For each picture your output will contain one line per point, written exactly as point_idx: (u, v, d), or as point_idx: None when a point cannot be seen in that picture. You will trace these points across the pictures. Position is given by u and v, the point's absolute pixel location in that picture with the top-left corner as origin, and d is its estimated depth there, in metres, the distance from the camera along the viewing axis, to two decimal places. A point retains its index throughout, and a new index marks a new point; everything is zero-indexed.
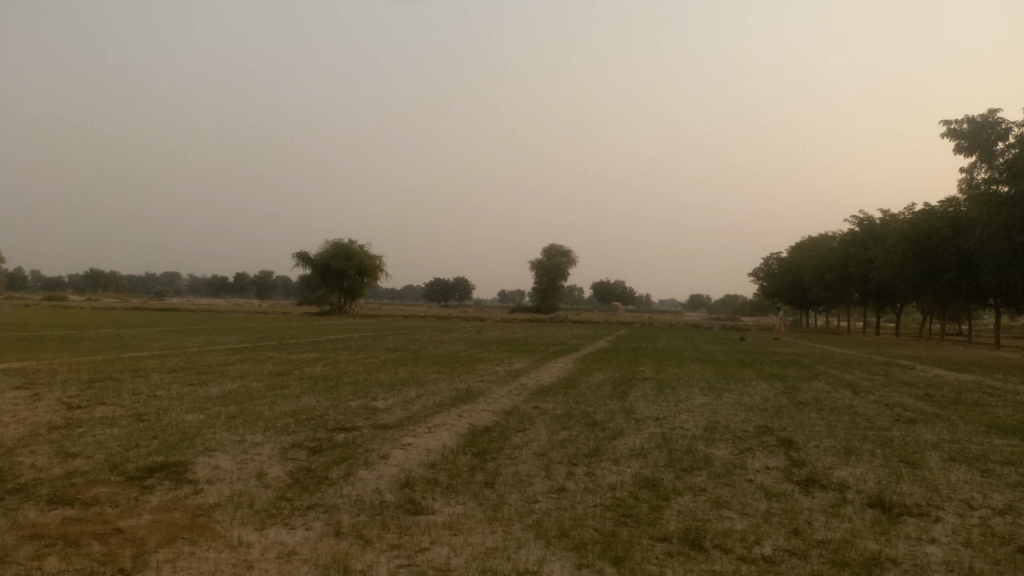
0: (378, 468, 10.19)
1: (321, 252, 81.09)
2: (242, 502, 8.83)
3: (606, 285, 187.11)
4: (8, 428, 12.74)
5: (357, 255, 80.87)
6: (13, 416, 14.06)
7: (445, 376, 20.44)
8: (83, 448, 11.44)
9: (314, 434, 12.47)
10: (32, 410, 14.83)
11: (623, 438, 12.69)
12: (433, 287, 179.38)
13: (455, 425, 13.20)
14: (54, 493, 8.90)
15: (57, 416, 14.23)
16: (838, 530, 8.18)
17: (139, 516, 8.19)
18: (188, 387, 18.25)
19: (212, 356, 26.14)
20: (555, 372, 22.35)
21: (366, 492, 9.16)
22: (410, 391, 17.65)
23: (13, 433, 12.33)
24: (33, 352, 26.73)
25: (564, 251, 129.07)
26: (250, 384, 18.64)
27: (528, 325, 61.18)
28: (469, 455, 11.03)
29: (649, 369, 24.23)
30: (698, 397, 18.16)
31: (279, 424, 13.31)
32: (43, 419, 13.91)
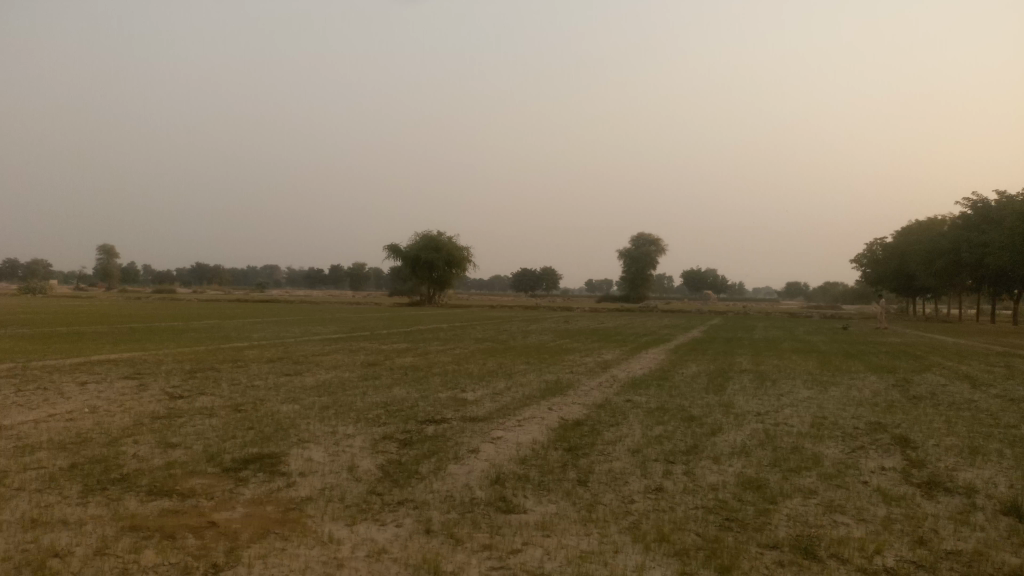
0: (468, 463, 9.95)
1: (410, 244, 82.29)
2: (333, 496, 8.74)
3: (696, 273, 182.98)
4: (115, 418, 13.19)
5: (445, 246, 81.64)
6: (120, 406, 14.59)
7: (534, 367, 20.14)
8: (183, 438, 11.69)
9: (404, 426, 12.37)
10: (138, 400, 15.36)
11: (722, 435, 12.05)
12: (521, 278, 179.61)
13: (546, 419, 12.85)
14: (154, 484, 9.06)
15: (160, 406, 14.68)
16: (969, 541, 7.41)
17: (234, 509, 8.22)
18: (283, 378, 18.58)
19: (306, 347, 26.68)
20: (647, 363, 21.71)
21: (456, 488, 8.92)
22: (499, 383, 17.42)
23: (119, 424, 12.75)
24: (141, 343, 27.97)
25: (653, 240, 126.82)
26: (342, 375, 18.85)
27: (617, 314, 60.26)
28: (561, 450, 10.66)
29: (746, 360, 23.24)
30: (801, 390, 17.21)
31: (369, 416, 13.29)
32: (148, 409, 14.36)
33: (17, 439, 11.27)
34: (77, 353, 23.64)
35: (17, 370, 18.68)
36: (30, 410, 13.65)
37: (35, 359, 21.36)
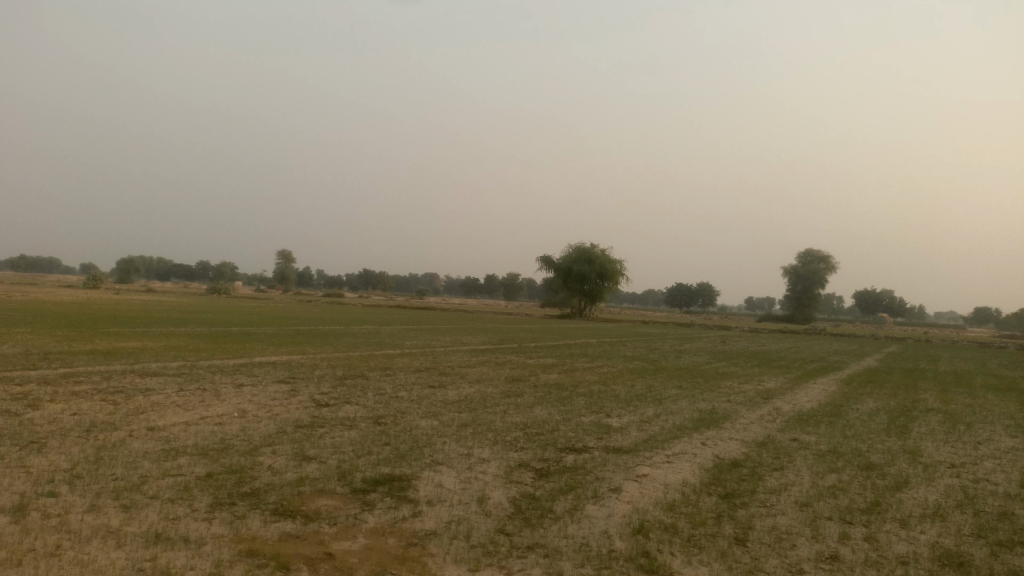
0: (608, 505, 8.93)
1: (563, 255, 81.96)
2: (459, 532, 7.99)
3: (869, 294, 170.25)
4: (259, 425, 13.23)
5: (599, 258, 80.61)
6: (267, 411, 14.73)
7: (687, 393, 18.67)
8: (320, 450, 11.43)
9: (543, 453, 11.52)
10: (285, 406, 15.48)
11: (909, 491, 10.28)
12: (677, 293, 175.04)
13: (698, 456, 11.56)
14: (281, 502, 8.74)
15: (305, 413, 14.72)
16: None
17: (354, 539, 7.69)
18: (427, 389, 18.24)
19: (454, 357, 26.54)
20: (815, 394, 19.66)
21: (593, 535, 7.92)
22: (648, 409, 16.17)
23: (261, 431, 12.74)
24: (300, 346, 28.95)
25: (822, 256, 119.46)
26: (485, 390, 18.32)
27: (780, 336, 56.62)
28: (716, 497, 9.41)
29: (933, 397, 20.50)
30: (1005, 439, 14.72)
31: (507, 437, 12.55)
32: (292, 416, 14.38)
33: (166, 441, 11.47)
34: (242, 353, 24.68)
35: (183, 368, 19.59)
36: (185, 411, 14.04)
37: (202, 358, 22.44)
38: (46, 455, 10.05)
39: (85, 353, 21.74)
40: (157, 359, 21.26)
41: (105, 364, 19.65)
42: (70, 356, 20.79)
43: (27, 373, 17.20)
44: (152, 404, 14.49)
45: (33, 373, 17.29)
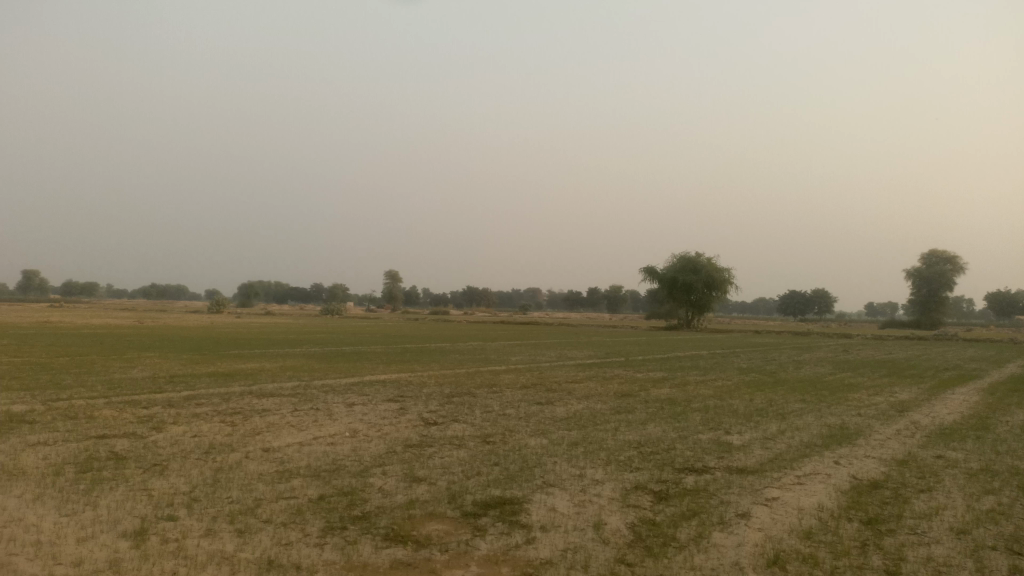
0: (736, 533, 8.22)
1: (669, 266, 80.38)
2: (576, 562, 7.50)
3: (1003, 295, 158.51)
4: (368, 445, 12.92)
5: (705, 267, 78.51)
6: (376, 430, 14.44)
7: (812, 406, 17.47)
8: (430, 471, 10.94)
9: (660, 474, 10.85)
10: (395, 425, 15.12)
11: None
12: (790, 301, 168.40)
13: (832, 477, 10.62)
14: (391, 526, 8.51)
15: (413, 432, 14.41)
16: None
17: (467, 568, 7.33)
18: (536, 406, 17.75)
19: (562, 373, 26.03)
20: (956, 406, 18.01)
21: (722, 566, 7.27)
22: (770, 425, 15.17)
23: (371, 451, 12.44)
24: (409, 364, 29.16)
25: (948, 257, 112.34)
26: (595, 406, 17.71)
27: (908, 343, 53.12)
28: (858, 524, 8.53)
29: None
30: None
31: (621, 457, 11.93)
32: (401, 435, 14.03)
33: (279, 463, 11.44)
34: (353, 373, 25.02)
35: (297, 389, 19.93)
36: (298, 432, 14.05)
37: (316, 378, 22.84)
38: (167, 478, 10.22)
39: (207, 376, 22.54)
40: (273, 380, 21.78)
41: (226, 385, 20.26)
42: (193, 379, 21.60)
43: (154, 396, 17.89)
44: (268, 425, 14.67)
45: (159, 396, 17.97)
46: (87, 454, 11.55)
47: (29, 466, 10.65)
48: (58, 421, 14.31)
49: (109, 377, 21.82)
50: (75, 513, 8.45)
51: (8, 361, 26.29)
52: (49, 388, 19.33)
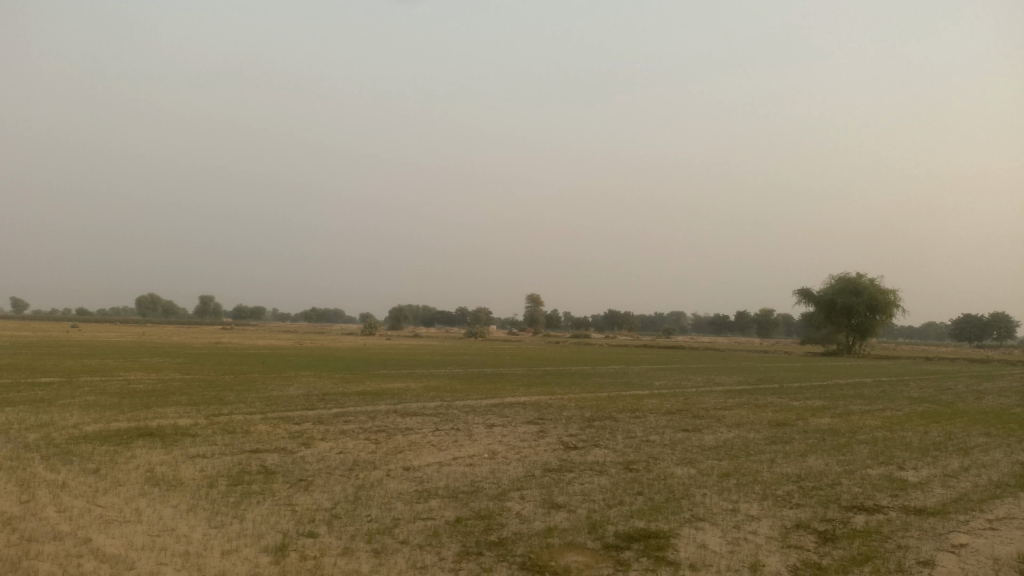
0: None
1: (825, 287, 75.96)
2: None
3: None
4: (507, 467, 12.20)
5: (867, 288, 73.53)
6: (516, 453, 13.60)
7: (1001, 442, 15.47)
8: (569, 497, 10.30)
9: (825, 513, 9.79)
10: (534, 448, 14.11)
11: None
12: (963, 326, 154.63)
13: None
14: (528, 555, 8.07)
15: (555, 455, 13.42)
16: None
17: None
18: (682, 432, 16.77)
19: (709, 399, 24.77)
20: None
21: None
22: (951, 461, 13.53)
23: (510, 474, 11.71)
24: (551, 386, 28.79)
25: None
26: (747, 435, 16.55)
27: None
28: None
29: None
30: None
31: (777, 492, 10.92)
32: (542, 458, 13.10)
33: (419, 482, 10.92)
34: (495, 394, 24.93)
35: (439, 409, 19.97)
36: (438, 451, 13.46)
37: (458, 398, 22.90)
38: (311, 494, 10.20)
39: (355, 394, 23.16)
40: (417, 400, 22.03)
41: (372, 404, 20.68)
42: (342, 397, 22.24)
43: (305, 413, 18.47)
44: (410, 443, 14.22)
45: (310, 413, 18.55)
46: (240, 467, 11.93)
47: (187, 478, 11.10)
48: (217, 435, 14.97)
49: (266, 394, 22.90)
50: (222, 525, 8.66)
51: (180, 378, 28.25)
52: (213, 403, 20.46)
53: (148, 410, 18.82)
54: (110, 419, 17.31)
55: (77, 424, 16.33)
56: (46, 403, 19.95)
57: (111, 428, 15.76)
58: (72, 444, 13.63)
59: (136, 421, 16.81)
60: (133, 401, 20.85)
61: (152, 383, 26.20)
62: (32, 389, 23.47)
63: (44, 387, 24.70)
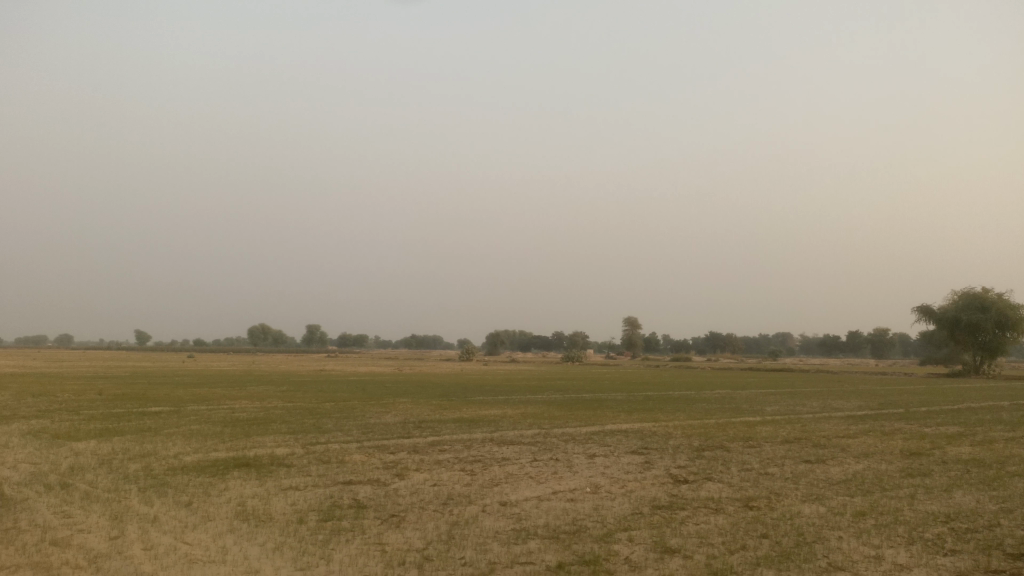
0: None
1: (947, 304, 70.85)
2: None
3: None
4: (612, 503, 11.24)
5: (995, 303, 68.19)
6: (620, 486, 12.61)
7: None
8: (683, 541, 9.25)
9: (989, 563, 8.36)
10: (640, 481, 13.11)
11: None
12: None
13: None
14: None
15: (663, 489, 12.30)
16: None
17: None
18: (804, 464, 15.23)
19: (829, 426, 22.84)
20: None
21: None
22: None
23: (615, 511, 10.73)
24: (654, 412, 27.39)
25: None
26: (879, 467, 14.90)
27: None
28: None
29: None
30: None
31: (926, 535, 9.50)
32: (650, 493, 12.08)
33: (518, 519, 10.08)
34: (596, 421, 23.82)
35: (538, 437, 19.06)
36: (537, 484, 12.57)
37: (557, 426, 21.95)
38: (403, 530, 9.49)
39: (452, 422, 22.55)
40: (515, 428, 21.21)
41: (468, 432, 20.01)
42: (439, 425, 21.67)
43: (401, 442, 17.94)
44: (507, 475, 13.38)
45: (405, 442, 18.03)
46: (332, 501, 11.25)
47: (277, 512, 10.63)
48: (311, 464, 14.57)
49: (364, 422, 22.62)
50: (308, 568, 8.08)
51: (281, 406, 28.48)
52: (311, 432, 20.28)
53: (248, 439, 18.77)
54: (210, 448, 17.31)
55: (178, 454, 16.37)
56: (153, 433, 20.29)
57: (209, 458, 15.68)
58: (170, 476, 13.54)
59: (235, 451, 16.71)
60: (234, 430, 20.96)
61: (254, 411, 26.47)
62: (143, 418, 24.06)
63: (153, 416, 25.33)
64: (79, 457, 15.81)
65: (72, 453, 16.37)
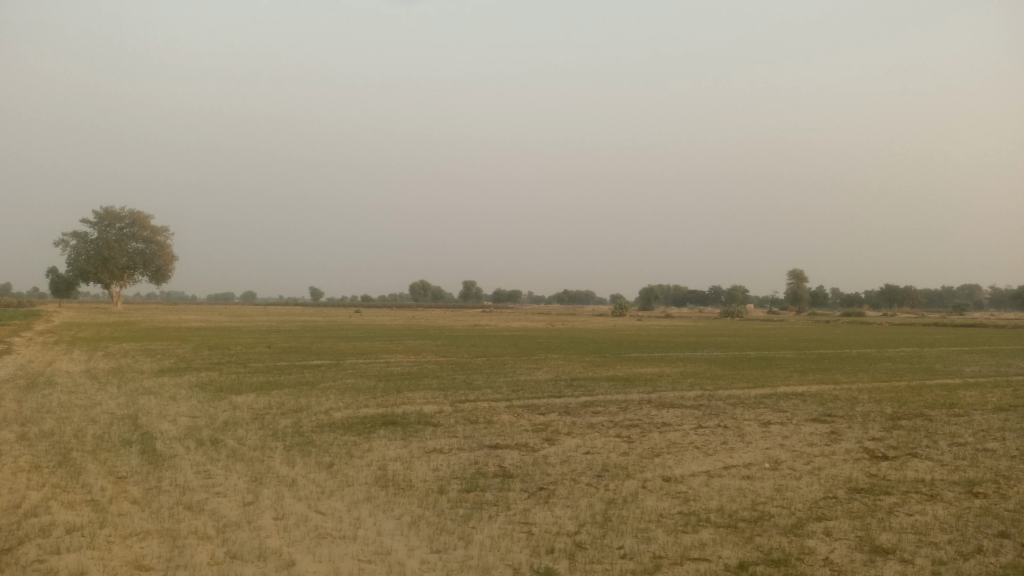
0: None
1: None
2: None
3: None
4: (798, 485, 9.53)
5: None
6: (806, 463, 10.80)
7: None
8: (897, 538, 7.46)
9: None
10: (827, 457, 11.23)
11: None
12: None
13: None
14: None
15: (860, 469, 10.38)
16: None
17: None
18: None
19: None
20: None
21: None
22: None
23: (803, 496, 9.04)
24: (832, 373, 24.75)
25: None
26: None
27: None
28: None
29: None
30: None
31: None
32: (843, 472, 10.23)
33: (686, 501, 8.64)
34: (767, 383, 21.63)
35: (702, 400, 17.30)
36: (704, 457, 11.02)
37: (723, 387, 20.03)
38: (553, 508, 8.31)
39: (607, 380, 21.26)
40: (676, 388, 19.54)
41: (625, 392, 18.58)
42: (592, 383, 20.41)
43: (553, 402, 16.80)
44: (669, 444, 11.90)
45: (556, 401, 16.88)
46: (476, 468, 10.14)
47: (417, 478, 9.59)
48: (459, 425, 13.67)
49: (515, 378, 21.80)
50: (445, 551, 7.04)
51: (435, 361, 28.35)
52: (462, 388, 19.66)
53: (398, 395, 18.38)
54: (361, 404, 17.03)
55: (328, 409, 16.13)
56: (309, 386, 20.46)
57: (358, 414, 15.28)
58: (317, 433, 13.04)
59: (384, 408, 16.23)
60: (386, 384, 20.75)
61: (408, 366, 26.42)
62: (302, 372, 24.51)
63: (313, 369, 25.87)
64: (237, 410, 15.97)
65: (231, 407, 16.57)
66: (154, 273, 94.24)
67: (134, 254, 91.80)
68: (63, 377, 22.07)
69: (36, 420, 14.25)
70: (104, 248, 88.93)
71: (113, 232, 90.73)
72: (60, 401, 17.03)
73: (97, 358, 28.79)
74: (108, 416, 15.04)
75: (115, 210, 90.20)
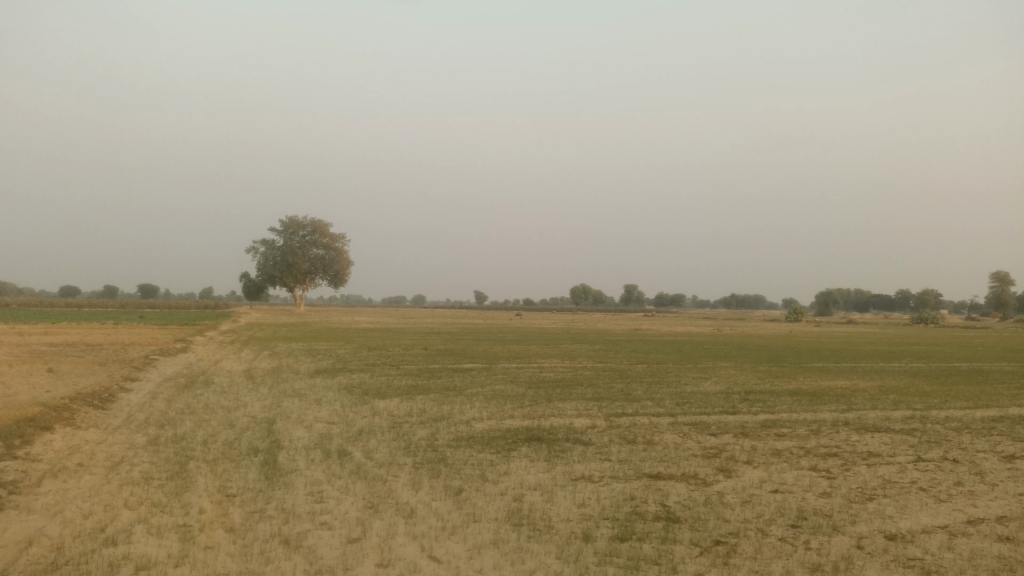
0: None
1: None
2: None
3: None
4: None
5: None
6: None
7: None
8: None
9: None
10: None
11: None
12: None
13: None
14: None
15: None
16: None
17: None
18: None
19: None
20: None
21: None
22: None
23: None
24: None
25: None
26: None
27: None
28: None
29: None
30: None
31: None
32: None
33: None
34: (992, 403, 17.84)
35: (912, 423, 14.20)
36: (937, 506, 8.38)
37: (936, 407, 16.60)
38: None
39: (789, 395, 18.42)
40: (877, 407, 16.37)
41: (813, 410, 15.72)
42: (771, 398, 17.65)
43: (725, 419, 14.36)
44: (884, 484, 9.28)
45: (730, 420, 14.41)
46: (633, 506, 8.13)
47: (558, 517, 7.73)
48: (613, 445, 11.69)
49: (679, 389, 19.41)
50: None
51: (594, 367, 26.41)
52: (620, 400, 17.54)
53: (548, 405, 16.63)
54: (507, 414, 15.40)
55: (471, 418, 14.68)
56: (456, 392, 19.18)
57: (501, 426, 13.67)
58: (452, 449, 11.50)
59: (530, 420, 14.51)
60: (538, 393, 19.06)
61: (564, 372, 24.64)
62: (452, 376, 23.38)
63: (464, 373, 24.72)
64: (375, 417, 14.87)
65: (371, 413, 15.52)
66: (332, 277, 99.03)
67: (314, 260, 96.87)
68: (222, 377, 22.21)
69: (175, 422, 13.78)
70: (289, 254, 94.54)
71: (296, 239, 96.03)
72: (209, 401, 16.74)
73: (261, 358, 29.27)
74: (246, 420, 14.38)
75: (300, 218, 95.47)
